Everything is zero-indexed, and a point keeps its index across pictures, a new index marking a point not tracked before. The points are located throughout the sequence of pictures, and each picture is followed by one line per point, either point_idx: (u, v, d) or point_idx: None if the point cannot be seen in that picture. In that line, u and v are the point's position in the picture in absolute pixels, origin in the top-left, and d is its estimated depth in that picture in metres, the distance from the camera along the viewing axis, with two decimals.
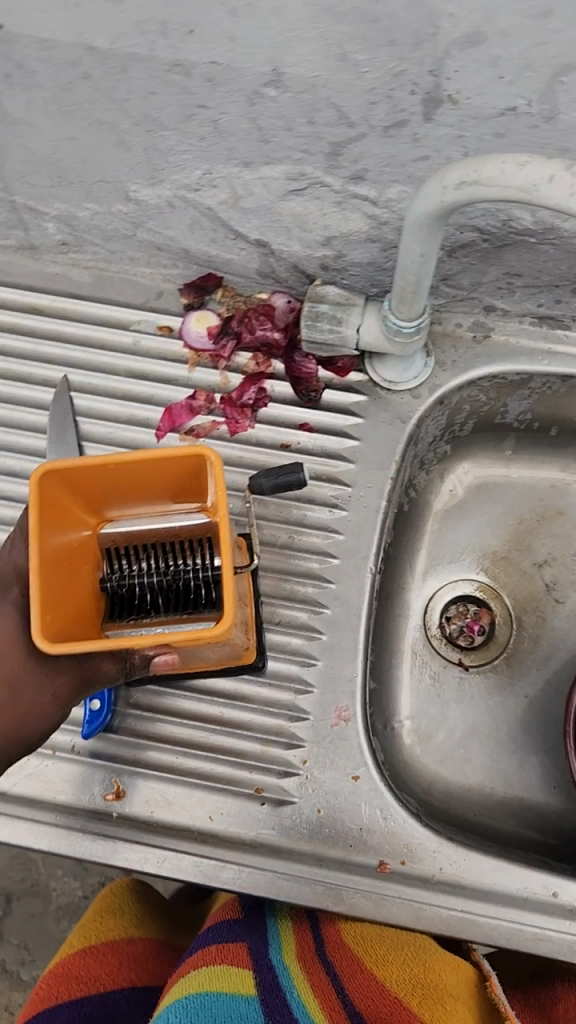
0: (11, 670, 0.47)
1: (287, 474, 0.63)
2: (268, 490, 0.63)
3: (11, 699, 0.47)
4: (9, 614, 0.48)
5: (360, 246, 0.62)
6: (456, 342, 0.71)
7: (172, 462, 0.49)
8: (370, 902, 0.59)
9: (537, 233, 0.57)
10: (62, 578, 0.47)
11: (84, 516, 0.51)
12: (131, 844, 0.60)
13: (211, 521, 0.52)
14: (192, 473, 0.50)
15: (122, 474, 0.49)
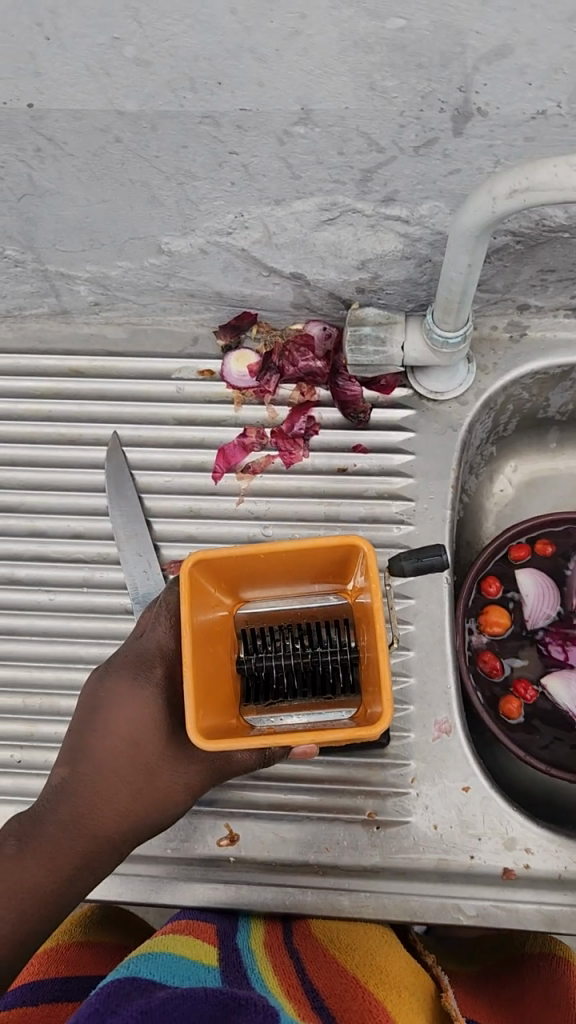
0: (148, 756, 0.51)
1: (428, 552, 0.57)
2: (409, 569, 0.57)
3: (148, 782, 0.51)
4: (153, 699, 0.51)
5: (394, 265, 0.63)
6: (494, 345, 0.72)
7: (322, 553, 0.50)
8: (498, 909, 0.59)
9: (571, 227, 0.58)
10: (207, 662, 0.49)
11: (222, 594, 0.53)
12: (256, 887, 0.61)
13: (349, 603, 0.54)
14: (338, 558, 0.50)
15: (268, 561, 0.50)
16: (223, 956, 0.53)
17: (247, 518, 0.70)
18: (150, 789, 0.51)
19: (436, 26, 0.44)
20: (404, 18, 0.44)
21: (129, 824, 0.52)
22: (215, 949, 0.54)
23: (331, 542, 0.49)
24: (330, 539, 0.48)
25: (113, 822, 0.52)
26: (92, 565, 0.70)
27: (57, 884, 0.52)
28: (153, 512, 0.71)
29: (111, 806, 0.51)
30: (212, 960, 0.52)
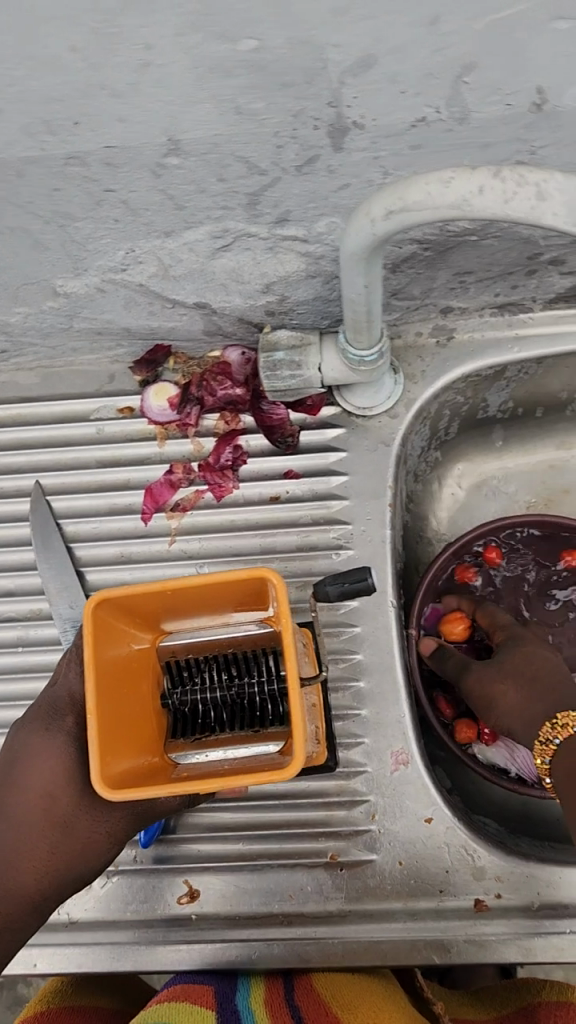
0: (64, 807, 0.49)
1: (353, 578, 0.52)
2: (332, 596, 0.52)
3: (64, 836, 0.49)
4: (64, 747, 0.50)
5: (301, 285, 0.60)
6: (421, 352, 0.69)
7: (236, 587, 0.47)
8: (471, 946, 0.57)
9: (476, 231, 0.55)
10: (119, 705, 0.47)
11: (142, 631, 0.51)
12: (220, 944, 0.59)
13: (274, 631, 0.52)
14: (252, 591, 0.48)
15: (179, 596, 0.48)
16: (221, 1019, 0.51)
17: (182, 558, 0.68)
18: (69, 840, 0.49)
19: (292, 43, 0.41)
20: (257, 39, 0.41)
21: (52, 884, 0.49)
22: (213, 1010, 0.52)
23: (243, 576, 0.46)
24: (238, 571, 0.45)
25: (31, 887, 0.49)
26: (28, 623, 0.68)
27: None
28: (85, 561, 0.68)
29: (29, 866, 0.48)
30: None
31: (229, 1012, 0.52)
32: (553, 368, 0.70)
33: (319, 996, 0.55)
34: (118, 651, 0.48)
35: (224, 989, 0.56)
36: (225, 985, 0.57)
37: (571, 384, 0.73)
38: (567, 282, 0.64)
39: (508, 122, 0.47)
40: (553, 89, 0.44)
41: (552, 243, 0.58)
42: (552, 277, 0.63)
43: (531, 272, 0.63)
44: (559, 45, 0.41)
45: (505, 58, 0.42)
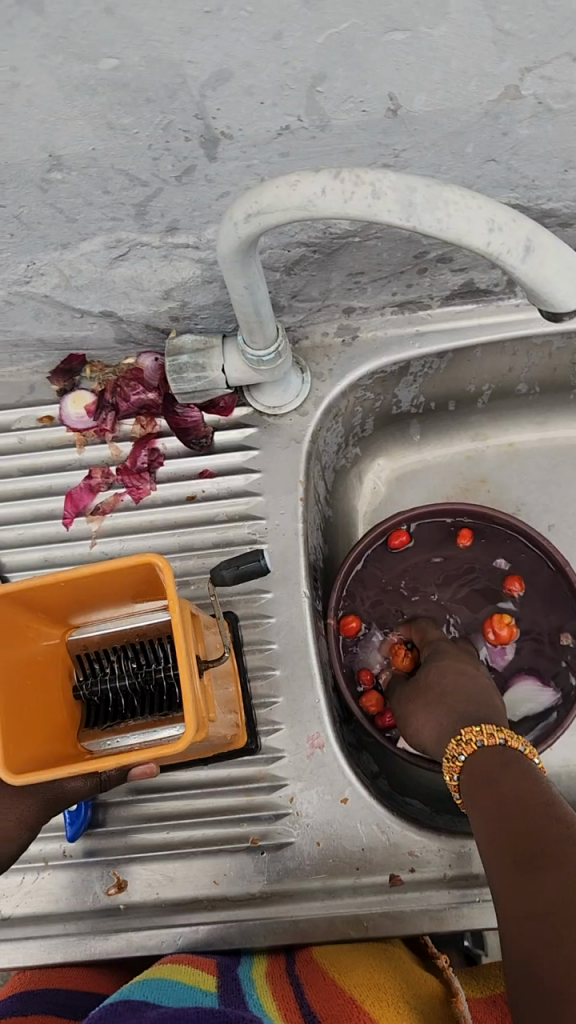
0: None
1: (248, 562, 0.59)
2: (229, 578, 0.59)
3: None
4: None
5: (200, 290, 0.62)
6: (328, 351, 0.72)
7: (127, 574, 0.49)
8: (390, 921, 0.59)
9: (358, 232, 0.58)
10: (22, 698, 0.49)
11: (49, 627, 0.53)
12: (148, 929, 0.60)
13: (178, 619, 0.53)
14: (143, 576, 0.50)
15: (77, 588, 0.49)
16: (220, 983, 0.52)
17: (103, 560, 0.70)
18: None
19: (149, 61, 0.44)
20: (115, 58, 0.44)
21: None
22: (214, 978, 0.54)
23: (131, 564, 0.48)
24: (125, 560, 0.47)
25: None
26: None
27: None
28: (9, 566, 0.70)
29: None
30: (208, 986, 0.51)
31: (229, 979, 0.54)
32: (457, 362, 0.73)
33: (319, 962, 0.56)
34: (21, 647, 0.50)
35: (225, 963, 0.56)
36: (225, 958, 0.58)
37: (478, 376, 0.76)
38: (458, 277, 0.67)
39: (368, 128, 0.49)
40: (403, 96, 0.47)
41: (434, 240, 0.61)
42: (444, 273, 0.66)
43: (423, 269, 0.66)
44: (399, 54, 0.44)
45: (352, 68, 0.45)
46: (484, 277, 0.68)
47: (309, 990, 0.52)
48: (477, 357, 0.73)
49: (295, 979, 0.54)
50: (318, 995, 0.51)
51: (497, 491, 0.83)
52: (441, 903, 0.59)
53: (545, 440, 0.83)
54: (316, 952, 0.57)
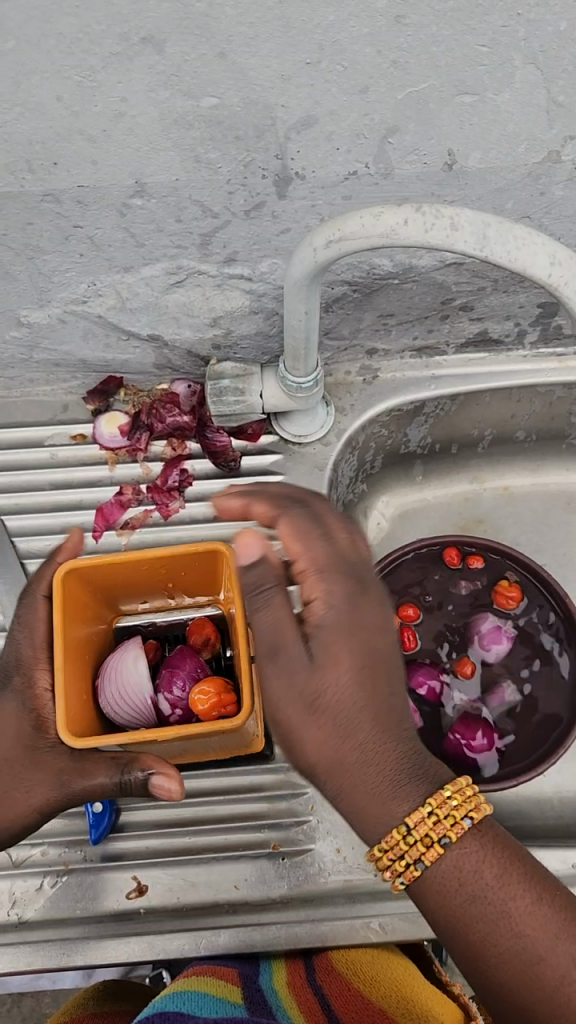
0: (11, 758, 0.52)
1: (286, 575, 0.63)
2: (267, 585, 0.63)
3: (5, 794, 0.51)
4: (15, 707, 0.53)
5: (245, 320, 0.67)
6: (350, 388, 0.77)
7: (190, 562, 0.58)
8: (408, 923, 0.60)
9: (398, 274, 0.64)
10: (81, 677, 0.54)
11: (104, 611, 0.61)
12: (170, 933, 0.60)
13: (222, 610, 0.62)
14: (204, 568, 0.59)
15: (131, 579, 0.58)
16: (246, 992, 0.53)
17: None
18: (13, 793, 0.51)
19: (246, 103, 0.49)
20: (216, 97, 0.49)
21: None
22: (239, 986, 0.54)
23: (195, 549, 0.56)
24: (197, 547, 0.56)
25: None
26: None
27: None
28: None
29: None
30: (235, 994, 0.52)
31: (255, 987, 0.54)
32: (467, 406, 0.79)
33: (340, 973, 0.57)
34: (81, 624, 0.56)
35: (249, 968, 0.58)
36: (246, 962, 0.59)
37: (482, 422, 0.82)
38: (475, 327, 0.73)
39: (424, 178, 0.55)
40: (461, 152, 0.53)
41: (463, 288, 0.67)
42: (462, 321, 0.73)
43: (445, 316, 0.72)
44: (464, 115, 0.51)
45: (421, 123, 0.51)
46: (497, 328, 0.74)
47: (332, 996, 0.53)
48: (485, 402, 0.79)
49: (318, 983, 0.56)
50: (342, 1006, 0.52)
51: (494, 531, 0.88)
52: None
53: (537, 485, 0.89)
54: (334, 954, 0.59)
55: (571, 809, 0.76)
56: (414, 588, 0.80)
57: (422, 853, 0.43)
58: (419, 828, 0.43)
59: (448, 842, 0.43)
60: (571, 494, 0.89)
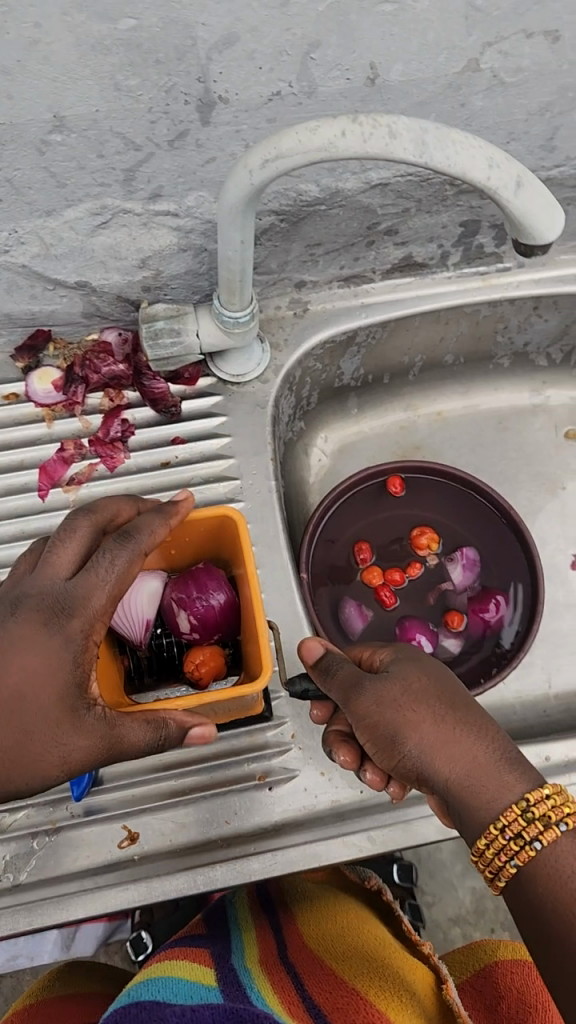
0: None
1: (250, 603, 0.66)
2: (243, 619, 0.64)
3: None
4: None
5: (174, 259, 0.66)
6: (281, 322, 0.76)
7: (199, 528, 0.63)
8: (398, 832, 0.62)
9: (325, 199, 0.63)
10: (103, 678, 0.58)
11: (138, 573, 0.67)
12: (165, 875, 0.61)
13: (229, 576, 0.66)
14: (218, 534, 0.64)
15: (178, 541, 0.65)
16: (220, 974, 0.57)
17: None
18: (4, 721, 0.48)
19: (164, 22, 0.48)
20: (133, 18, 0.47)
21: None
22: (213, 970, 0.58)
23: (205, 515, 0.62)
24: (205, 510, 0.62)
25: None
26: None
27: None
28: None
29: None
30: (209, 975, 0.57)
31: (228, 967, 0.59)
32: (397, 332, 0.80)
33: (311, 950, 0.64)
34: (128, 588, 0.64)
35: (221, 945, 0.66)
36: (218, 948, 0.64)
37: (412, 348, 0.83)
38: (400, 250, 0.74)
39: (347, 95, 0.55)
40: (382, 65, 0.53)
41: (388, 211, 0.67)
42: (387, 246, 0.73)
43: (370, 242, 0.72)
44: (384, 25, 0.51)
45: (343, 36, 0.51)
46: (421, 251, 0.75)
47: (306, 980, 0.59)
48: (415, 326, 0.80)
49: (290, 966, 0.61)
50: (317, 989, 0.57)
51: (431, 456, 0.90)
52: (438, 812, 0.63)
53: (469, 407, 0.91)
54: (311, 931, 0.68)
55: (531, 709, 0.80)
56: (369, 529, 0.81)
57: (540, 830, 0.46)
58: (538, 803, 0.47)
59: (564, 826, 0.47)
60: (501, 413, 0.91)
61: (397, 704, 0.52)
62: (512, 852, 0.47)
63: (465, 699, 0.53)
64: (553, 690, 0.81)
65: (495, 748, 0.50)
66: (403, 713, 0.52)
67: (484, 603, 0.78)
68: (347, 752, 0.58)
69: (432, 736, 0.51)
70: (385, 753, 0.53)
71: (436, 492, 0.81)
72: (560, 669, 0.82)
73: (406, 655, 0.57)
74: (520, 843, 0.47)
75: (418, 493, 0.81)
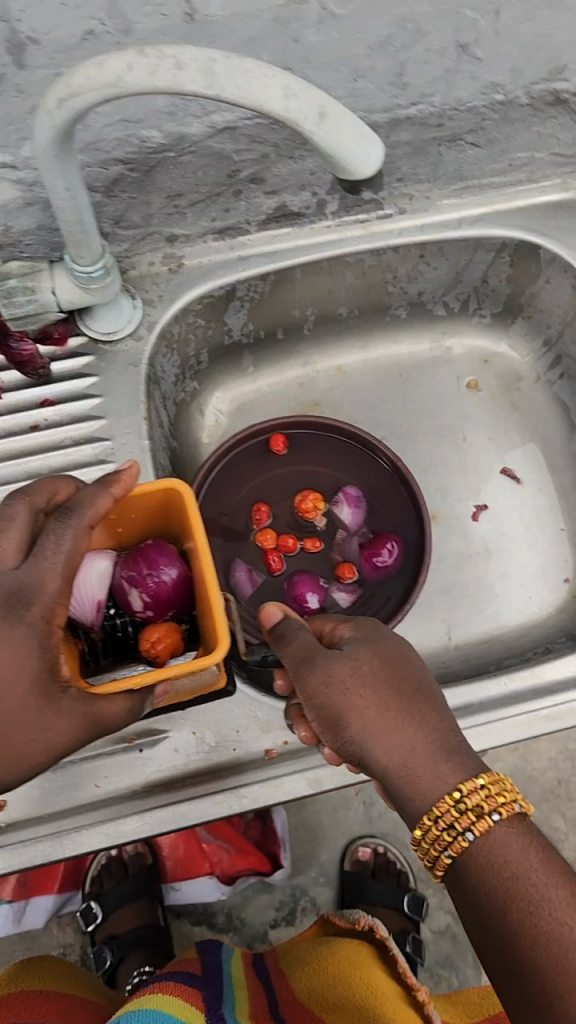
0: None
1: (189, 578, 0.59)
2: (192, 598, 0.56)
3: None
4: None
5: (23, 213, 0.63)
6: (155, 278, 0.75)
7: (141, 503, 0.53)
8: (269, 790, 0.61)
9: (172, 146, 0.61)
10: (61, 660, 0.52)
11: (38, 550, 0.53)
12: (31, 842, 0.59)
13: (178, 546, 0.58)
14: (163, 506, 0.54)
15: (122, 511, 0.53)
16: None
17: None
18: None
19: None
20: None
21: None
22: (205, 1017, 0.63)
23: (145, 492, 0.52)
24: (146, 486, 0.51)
25: None
26: None
27: None
28: None
29: None
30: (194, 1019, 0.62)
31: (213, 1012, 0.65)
32: (281, 287, 0.78)
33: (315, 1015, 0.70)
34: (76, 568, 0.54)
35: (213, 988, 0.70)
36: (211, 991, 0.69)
37: (301, 303, 0.81)
38: (272, 200, 0.72)
39: (168, 31, 0.53)
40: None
41: (245, 157, 0.65)
42: (257, 196, 0.71)
43: (237, 191, 0.70)
44: None
45: None
46: (295, 200, 0.73)
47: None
48: (298, 280, 0.78)
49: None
50: None
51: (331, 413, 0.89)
52: (308, 768, 0.62)
53: (368, 361, 0.89)
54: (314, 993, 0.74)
55: (429, 662, 0.79)
56: (259, 489, 0.80)
57: (473, 821, 0.46)
58: (471, 796, 0.46)
59: (497, 816, 0.46)
60: (403, 367, 0.90)
61: (342, 684, 0.51)
62: (445, 842, 0.47)
63: (410, 685, 0.52)
64: (453, 642, 0.80)
65: (434, 735, 0.49)
66: (348, 698, 0.50)
67: (375, 551, 0.76)
68: (308, 728, 0.58)
69: (375, 722, 0.49)
70: (329, 731, 0.51)
71: (323, 447, 0.80)
72: (460, 622, 0.81)
73: (353, 638, 0.55)
74: (453, 833, 0.46)
75: (303, 448, 0.80)
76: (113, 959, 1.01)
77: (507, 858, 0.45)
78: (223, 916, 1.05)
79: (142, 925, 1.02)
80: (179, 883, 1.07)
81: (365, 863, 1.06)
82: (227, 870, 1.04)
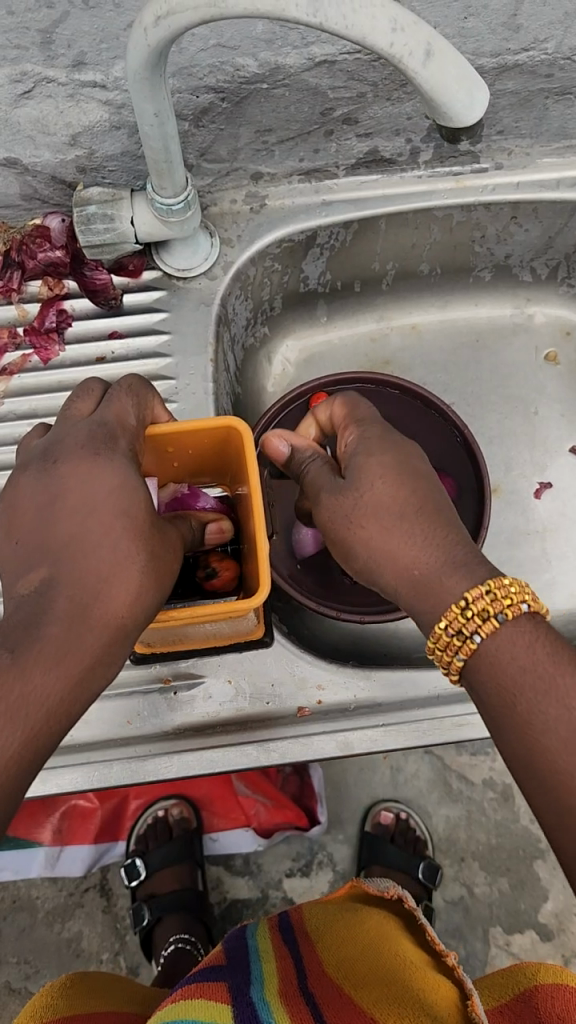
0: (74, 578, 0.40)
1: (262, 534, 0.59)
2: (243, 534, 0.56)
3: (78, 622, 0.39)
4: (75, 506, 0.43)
5: (107, 138, 0.61)
6: (236, 217, 0.72)
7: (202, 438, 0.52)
8: (298, 746, 0.61)
9: (265, 77, 0.59)
10: None
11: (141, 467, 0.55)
12: (60, 770, 0.60)
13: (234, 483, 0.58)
14: (225, 442, 0.53)
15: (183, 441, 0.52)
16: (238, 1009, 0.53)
17: (14, 417, 0.70)
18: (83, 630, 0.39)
19: None
20: None
21: (72, 692, 0.38)
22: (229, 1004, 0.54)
23: (208, 427, 0.51)
24: (208, 419, 0.50)
25: (65, 670, 0.37)
26: None
27: (30, 729, 0.36)
28: None
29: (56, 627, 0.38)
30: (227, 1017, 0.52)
31: (245, 1001, 0.55)
32: (363, 237, 0.75)
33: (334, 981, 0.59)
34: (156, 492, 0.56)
35: (240, 975, 0.61)
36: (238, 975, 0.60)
37: (381, 255, 0.78)
38: (364, 144, 0.69)
39: None
40: None
41: (340, 94, 0.62)
42: (350, 139, 0.68)
43: (328, 132, 0.67)
44: None
45: None
46: (388, 146, 0.70)
47: (325, 1007, 0.55)
48: (382, 232, 0.75)
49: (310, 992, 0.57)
50: None
51: (401, 373, 0.86)
52: (338, 731, 0.61)
53: (445, 320, 0.86)
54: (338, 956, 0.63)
55: None
56: None
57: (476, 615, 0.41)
58: (478, 600, 0.41)
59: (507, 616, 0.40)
60: (481, 332, 0.86)
61: (346, 515, 0.48)
62: (457, 647, 0.42)
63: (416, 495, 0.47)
64: None
65: (444, 554, 0.44)
66: (352, 531, 0.47)
67: (428, 486, 0.75)
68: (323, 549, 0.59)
69: (378, 543, 0.46)
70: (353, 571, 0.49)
71: (382, 404, 0.78)
72: None
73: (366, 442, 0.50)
74: (463, 638, 0.41)
75: None
76: (151, 917, 1.02)
77: (519, 659, 0.40)
78: (240, 859, 1.08)
79: (180, 888, 1.03)
80: (217, 833, 1.07)
81: (386, 827, 1.06)
82: (263, 825, 1.04)
